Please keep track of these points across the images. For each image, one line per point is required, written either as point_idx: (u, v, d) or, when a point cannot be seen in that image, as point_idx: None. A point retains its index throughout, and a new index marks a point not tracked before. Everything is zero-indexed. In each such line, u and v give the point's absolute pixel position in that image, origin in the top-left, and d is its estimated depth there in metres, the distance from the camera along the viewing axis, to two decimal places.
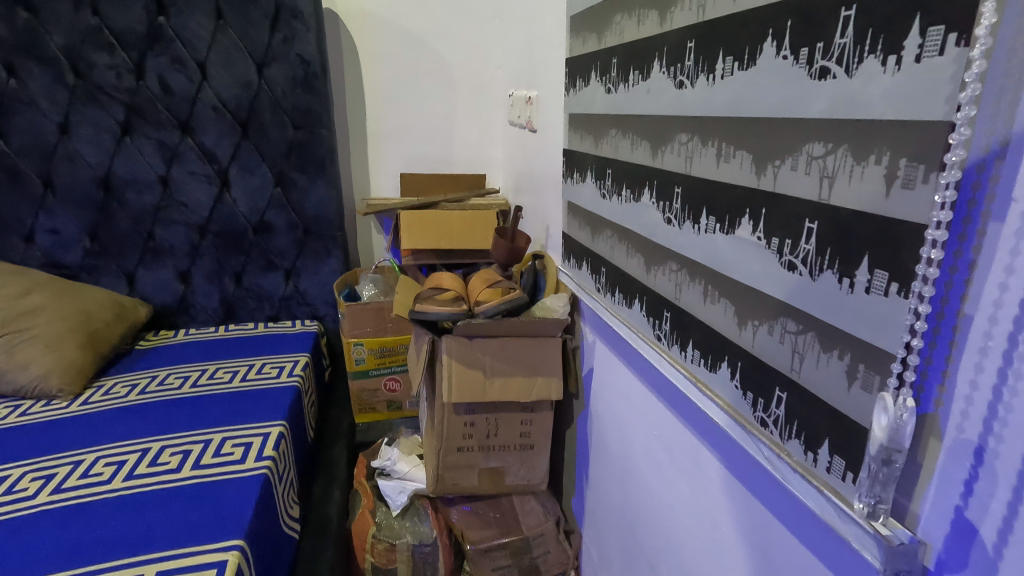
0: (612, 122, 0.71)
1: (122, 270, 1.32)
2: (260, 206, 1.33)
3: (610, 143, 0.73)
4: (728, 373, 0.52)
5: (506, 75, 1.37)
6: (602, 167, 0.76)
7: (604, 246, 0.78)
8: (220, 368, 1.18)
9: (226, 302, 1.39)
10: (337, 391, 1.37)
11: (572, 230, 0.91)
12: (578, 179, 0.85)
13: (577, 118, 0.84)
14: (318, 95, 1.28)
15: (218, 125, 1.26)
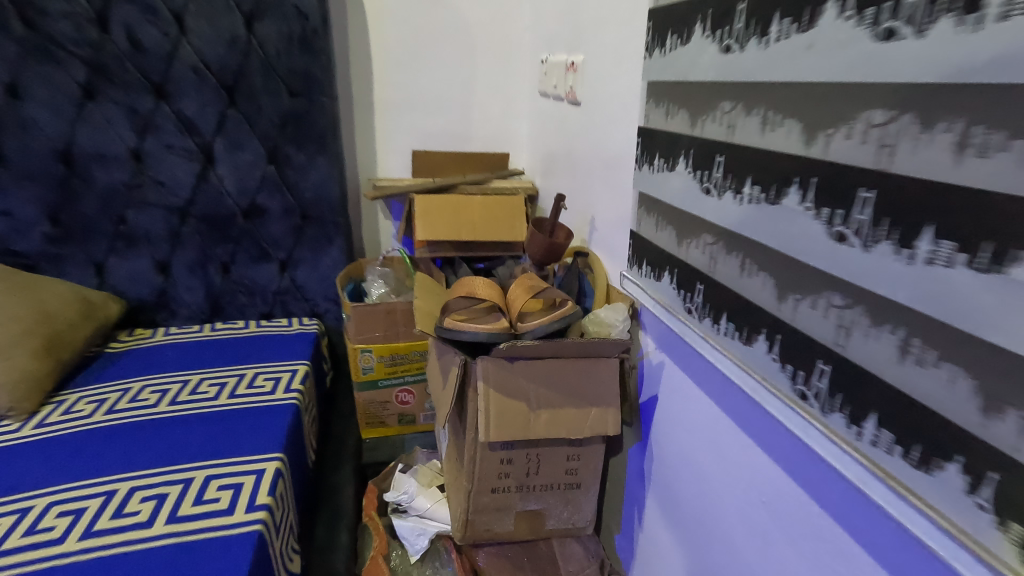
0: (724, 92, 0.53)
1: (89, 259, 1.13)
2: (251, 187, 1.14)
3: (719, 119, 0.54)
4: (960, 477, 0.33)
5: (539, 37, 1.17)
6: (699, 153, 0.57)
7: (698, 257, 0.59)
8: (205, 380, 1.00)
9: (211, 297, 1.21)
10: (342, 401, 1.20)
11: (646, 230, 0.71)
12: (662, 166, 0.65)
13: (661, 86, 0.65)
14: (318, 57, 1.08)
15: (200, 89, 1.06)
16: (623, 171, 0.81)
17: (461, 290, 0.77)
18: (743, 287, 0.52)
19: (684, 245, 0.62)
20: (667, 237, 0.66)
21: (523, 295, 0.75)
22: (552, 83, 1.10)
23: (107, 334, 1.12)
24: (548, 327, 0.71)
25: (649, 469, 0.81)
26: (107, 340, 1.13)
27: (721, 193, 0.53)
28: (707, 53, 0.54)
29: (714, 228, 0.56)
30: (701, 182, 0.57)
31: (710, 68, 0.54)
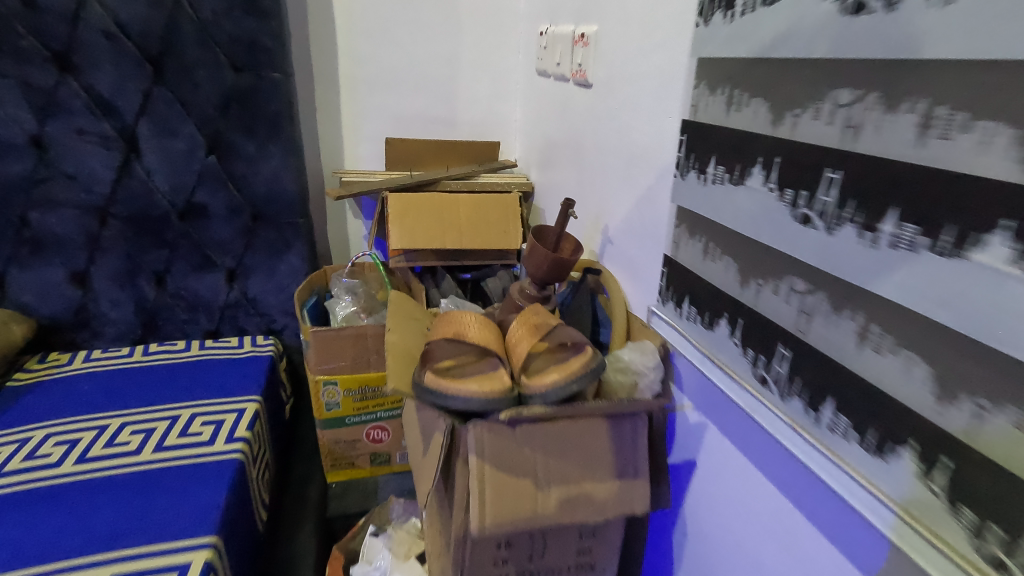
0: (843, 72, 0.35)
1: None
2: (187, 181, 0.94)
3: (829, 116, 0.36)
4: None
5: (538, 3, 0.97)
6: (788, 163, 0.39)
7: (784, 310, 0.42)
8: (127, 426, 0.81)
9: (144, 313, 1.01)
10: (303, 440, 1.02)
11: (686, 257, 0.54)
12: (715, 176, 0.47)
13: (721, 64, 0.46)
14: (267, 22, 0.87)
15: (116, 60, 0.85)
16: (658, 176, 0.63)
17: (445, 331, 0.60)
18: (878, 371, 0.34)
19: (755, 285, 0.45)
20: (727, 279, 0.48)
21: (526, 337, 0.59)
22: (555, 59, 0.91)
23: (9, 362, 0.91)
24: (562, 384, 0.54)
25: (681, 548, 0.65)
26: (10, 369, 0.92)
27: (835, 227, 0.36)
28: (819, 13, 0.36)
29: (818, 273, 0.39)
30: (794, 206, 0.39)
31: (820, 39, 0.36)
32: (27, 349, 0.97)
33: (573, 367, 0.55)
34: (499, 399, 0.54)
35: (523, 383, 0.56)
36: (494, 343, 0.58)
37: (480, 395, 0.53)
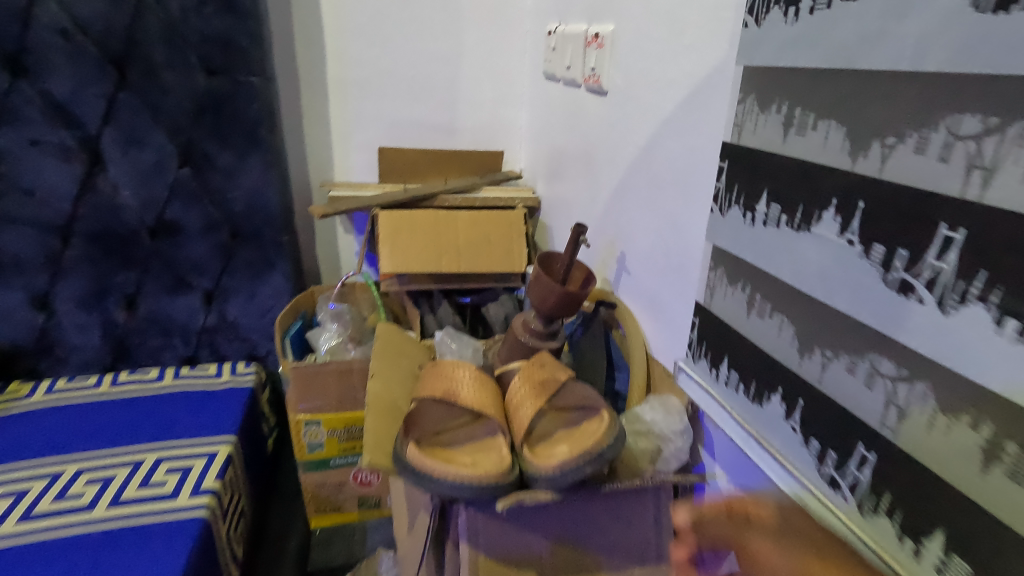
0: (968, 89, 0.26)
1: None
2: (158, 197, 0.85)
3: (942, 151, 0.27)
4: None
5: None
6: (875, 210, 0.30)
7: (865, 399, 0.32)
8: (83, 474, 0.72)
9: (114, 338, 0.93)
10: (284, 485, 0.95)
11: (727, 313, 0.43)
12: (766, 216, 0.37)
13: (777, 76, 0.36)
14: (244, 20, 0.78)
15: (75, 63, 0.76)
16: (689, 206, 0.53)
17: (434, 390, 0.53)
18: (1011, 501, 0.25)
19: (819, 359, 0.35)
20: (781, 346, 0.38)
21: (530, 399, 0.51)
22: (565, 62, 0.81)
23: None
24: (575, 463, 0.44)
25: None
26: None
27: (955, 305, 0.26)
28: (935, 8, 0.26)
29: (920, 358, 0.29)
30: (885, 270, 0.29)
31: (933, 48, 0.26)
32: None
33: (587, 440, 0.46)
34: (495, 480, 0.44)
35: (525, 457, 0.47)
36: (491, 408, 0.51)
37: (472, 475, 0.44)
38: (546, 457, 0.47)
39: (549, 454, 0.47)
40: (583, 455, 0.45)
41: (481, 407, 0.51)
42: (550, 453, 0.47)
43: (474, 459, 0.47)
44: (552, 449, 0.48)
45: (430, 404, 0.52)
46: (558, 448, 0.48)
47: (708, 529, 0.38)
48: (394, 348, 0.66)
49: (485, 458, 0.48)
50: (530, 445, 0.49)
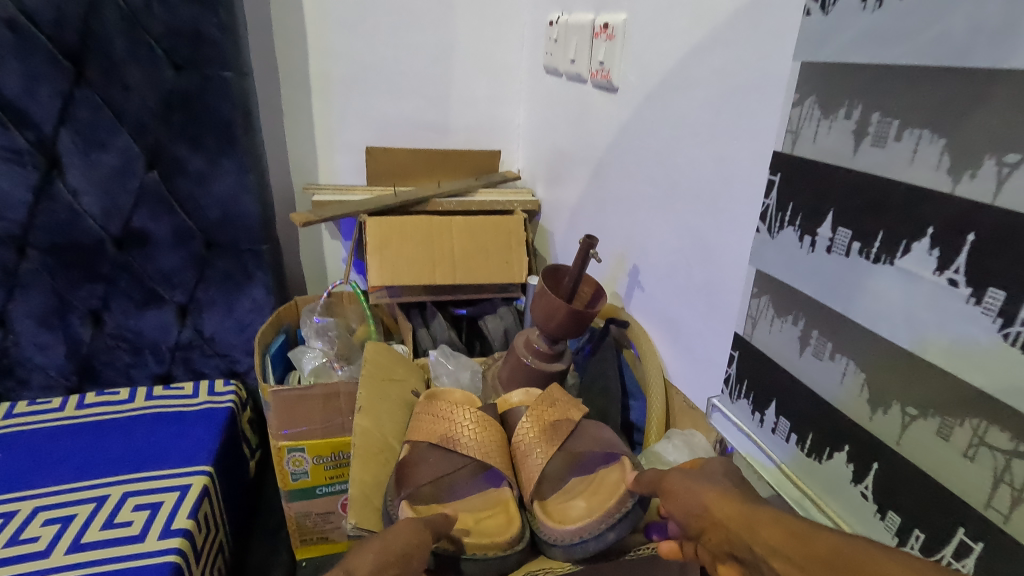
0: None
1: None
2: (123, 204, 0.78)
3: None
4: None
5: None
6: (991, 244, 0.24)
7: (967, 473, 0.26)
8: (39, 512, 0.65)
9: (79, 357, 0.85)
10: (262, 523, 0.87)
11: (778, 352, 0.37)
12: (835, 243, 0.31)
13: (848, 73, 0.30)
14: (214, 9, 0.71)
15: (26, 57, 0.68)
16: (720, 220, 0.47)
17: (429, 433, 0.48)
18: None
19: (899, 416, 0.29)
20: (845, 395, 0.32)
21: (541, 445, 0.46)
22: (569, 56, 0.75)
23: None
24: (595, 527, 0.40)
25: None
26: None
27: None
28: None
29: None
30: (1004, 321, 0.24)
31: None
32: None
33: (607, 499, 0.41)
34: (502, 551, 0.41)
35: (535, 517, 0.43)
36: (495, 456, 0.46)
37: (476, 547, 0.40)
38: (562, 519, 0.42)
39: (563, 514, 0.43)
40: (604, 518, 0.40)
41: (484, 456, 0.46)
42: (564, 511, 0.43)
43: (476, 520, 0.44)
44: (565, 505, 0.44)
45: (427, 447, 0.47)
46: (572, 506, 0.44)
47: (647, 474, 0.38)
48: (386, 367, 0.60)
49: (490, 520, 0.44)
50: (541, 498, 0.45)
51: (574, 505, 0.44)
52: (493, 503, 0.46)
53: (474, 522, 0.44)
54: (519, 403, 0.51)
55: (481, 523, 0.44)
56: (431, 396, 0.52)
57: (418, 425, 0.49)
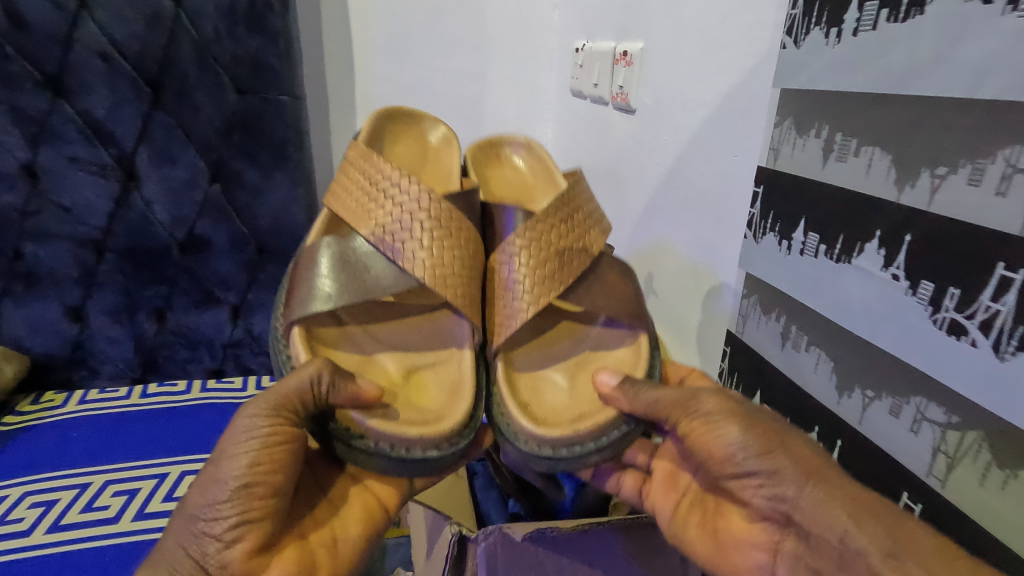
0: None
1: None
2: (188, 212, 0.87)
3: (999, 185, 0.25)
4: None
5: (574, 17, 0.87)
6: (924, 246, 0.28)
7: (912, 443, 0.31)
8: (110, 484, 0.73)
9: (143, 351, 0.94)
10: None
11: (765, 345, 0.42)
12: (805, 249, 0.36)
13: (820, 98, 0.35)
14: (274, 41, 0.79)
15: (113, 84, 0.78)
16: (721, 227, 0.52)
17: (384, 240, 0.46)
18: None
19: (861, 398, 0.34)
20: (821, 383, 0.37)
21: (534, 292, 0.45)
22: (592, 80, 0.81)
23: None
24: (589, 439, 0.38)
25: None
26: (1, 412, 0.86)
27: (1011, 351, 0.24)
28: (996, 37, 0.24)
29: (963, 401, 0.28)
30: (934, 308, 0.28)
31: (993, 76, 0.24)
32: (21, 389, 0.90)
33: (598, 410, 0.39)
34: (424, 449, 0.39)
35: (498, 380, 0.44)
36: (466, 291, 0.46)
37: (381, 436, 0.39)
38: (538, 419, 0.40)
39: (537, 384, 0.45)
40: (581, 437, 0.38)
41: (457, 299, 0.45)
42: (539, 394, 0.43)
43: (413, 372, 0.46)
44: (542, 370, 0.46)
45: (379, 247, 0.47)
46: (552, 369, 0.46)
47: (638, 396, 0.39)
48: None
49: (429, 395, 0.44)
50: (512, 353, 0.48)
51: (556, 381, 0.45)
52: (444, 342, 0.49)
53: (408, 377, 0.46)
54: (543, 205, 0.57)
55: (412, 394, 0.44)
56: (398, 182, 0.47)
57: (376, 223, 0.47)
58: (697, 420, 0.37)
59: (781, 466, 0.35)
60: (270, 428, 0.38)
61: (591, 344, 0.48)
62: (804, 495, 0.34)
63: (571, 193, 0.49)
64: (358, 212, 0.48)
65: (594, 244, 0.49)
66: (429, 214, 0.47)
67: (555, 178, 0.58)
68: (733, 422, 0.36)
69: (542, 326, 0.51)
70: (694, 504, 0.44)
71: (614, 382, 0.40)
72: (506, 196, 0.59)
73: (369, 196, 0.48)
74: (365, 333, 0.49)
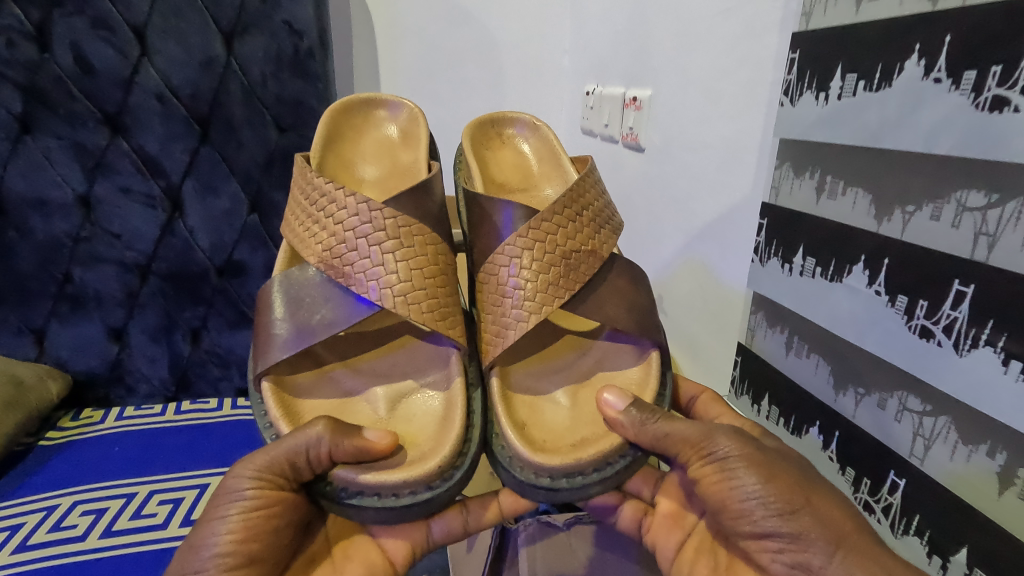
0: (971, 169, 0.38)
1: (24, 325, 0.88)
2: (228, 240, 0.93)
3: (954, 220, 0.39)
4: None
5: (585, 63, 0.95)
6: (899, 265, 0.42)
7: (896, 424, 0.45)
8: (155, 493, 0.76)
9: (178, 369, 0.97)
10: None
11: (774, 350, 0.57)
12: (808, 271, 0.51)
13: (820, 155, 0.50)
14: (314, 84, 0.88)
15: (168, 123, 0.84)
16: (734, 250, 0.63)
17: (341, 272, 0.50)
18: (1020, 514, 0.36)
19: (853, 394, 0.49)
20: (823, 379, 0.52)
21: (536, 301, 0.49)
22: (602, 121, 0.89)
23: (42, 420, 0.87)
24: (589, 469, 0.42)
25: None
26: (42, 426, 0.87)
27: (966, 348, 0.37)
28: (945, 105, 0.37)
29: (931, 392, 0.42)
30: (909, 317, 0.41)
31: (944, 133, 0.37)
32: (60, 405, 0.92)
33: (604, 436, 0.43)
34: (395, 496, 0.41)
35: (491, 395, 0.48)
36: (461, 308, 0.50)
37: (368, 486, 0.41)
38: (536, 445, 0.43)
39: (535, 401, 0.49)
40: (580, 466, 0.42)
41: (432, 320, 0.49)
42: (539, 416, 0.47)
43: (397, 402, 0.49)
44: (540, 392, 0.50)
45: (325, 280, 0.51)
46: (551, 386, 0.50)
47: (642, 427, 0.43)
48: (367, 142, 0.65)
49: (418, 429, 0.47)
50: (506, 369, 0.51)
51: (557, 400, 0.49)
52: (427, 368, 0.52)
53: (391, 409, 0.48)
54: (549, 194, 0.62)
55: (409, 434, 0.46)
56: (346, 206, 0.51)
57: (327, 257, 0.50)
58: (709, 468, 0.43)
59: (807, 528, 0.39)
60: (256, 490, 0.43)
61: (594, 358, 0.53)
62: (833, 563, 0.38)
63: (580, 195, 0.53)
64: (309, 242, 0.52)
65: (598, 248, 0.52)
66: (387, 233, 0.50)
67: (564, 168, 0.63)
68: (746, 465, 0.42)
69: (546, 342, 0.55)
70: (694, 544, 0.50)
71: (621, 407, 0.44)
72: (509, 179, 0.64)
73: (321, 229, 0.51)
74: (348, 370, 0.52)
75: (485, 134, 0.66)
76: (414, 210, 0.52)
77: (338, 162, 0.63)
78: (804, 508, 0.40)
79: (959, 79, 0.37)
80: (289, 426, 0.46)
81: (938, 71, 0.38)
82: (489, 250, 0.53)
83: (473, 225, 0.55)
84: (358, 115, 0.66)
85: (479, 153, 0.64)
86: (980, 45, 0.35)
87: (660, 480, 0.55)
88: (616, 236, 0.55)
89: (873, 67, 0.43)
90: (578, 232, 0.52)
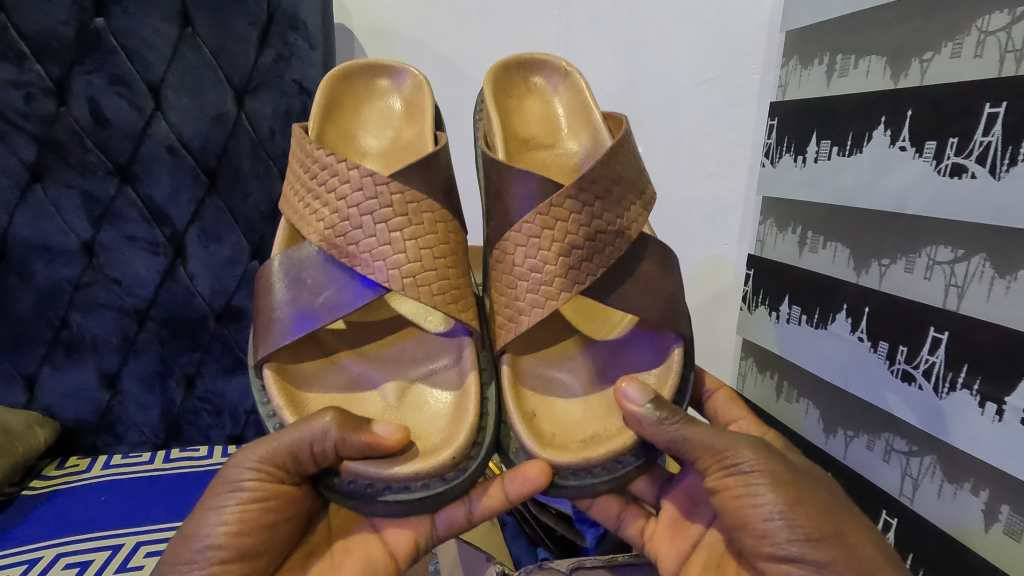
0: (942, 232, 0.44)
1: (16, 369, 0.75)
2: (228, 286, 0.80)
3: (925, 272, 0.46)
4: None
5: None
6: (878, 313, 0.50)
7: (887, 468, 0.51)
8: (142, 545, 0.63)
9: (170, 418, 0.83)
10: None
11: (765, 394, 0.67)
12: (795, 317, 0.59)
13: (792, 207, 0.59)
14: None
15: (175, 174, 0.74)
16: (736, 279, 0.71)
17: (345, 252, 0.47)
18: (1012, 554, 0.41)
19: (844, 436, 0.56)
20: (814, 422, 0.59)
21: (561, 293, 0.47)
22: None
23: (28, 469, 0.74)
24: (598, 471, 0.42)
25: None
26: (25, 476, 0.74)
27: (946, 390, 0.44)
28: (912, 170, 0.45)
29: (918, 435, 0.48)
30: (891, 361, 0.49)
31: (912, 197, 0.45)
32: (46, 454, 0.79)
33: (618, 434, 0.43)
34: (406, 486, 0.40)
35: (504, 380, 0.48)
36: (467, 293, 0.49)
37: (379, 479, 0.40)
38: (544, 440, 0.44)
39: (547, 391, 0.48)
40: (590, 464, 0.42)
41: (443, 303, 0.47)
42: (550, 406, 0.47)
43: (406, 390, 0.48)
44: (550, 374, 0.50)
45: (326, 263, 0.49)
46: (563, 375, 0.50)
47: (650, 428, 0.42)
48: (368, 112, 0.61)
49: (429, 420, 0.45)
50: (517, 356, 0.51)
51: (572, 391, 0.49)
52: (437, 355, 0.51)
53: (400, 397, 0.47)
54: (577, 152, 0.60)
55: (420, 429, 0.44)
56: (348, 181, 0.48)
57: (331, 236, 0.48)
58: (731, 482, 0.41)
59: (833, 557, 0.38)
60: (254, 481, 0.41)
61: (611, 349, 0.53)
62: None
63: (610, 170, 0.48)
64: (308, 219, 0.49)
65: (626, 228, 0.49)
66: (395, 211, 0.48)
67: (593, 124, 0.59)
68: (772, 485, 0.40)
69: (558, 331, 0.55)
70: (698, 553, 0.49)
71: (640, 403, 0.42)
72: (534, 135, 0.61)
73: (323, 205, 0.48)
74: (358, 358, 0.51)
75: (510, 82, 0.62)
76: (424, 188, 0.49)
77: (338, 134, 0.60)
78: (833, 537, 0.39)
79: (922, 148, 0.44)
80: (294, 415, 0.44)
81: (902, 140, 0.46)
82: (507, 222, 0.50)
83: (488, 198, 0.53)
84: (359, 82, 0.62)
85: (502, 104, 0.61)
86: (944, 120, 0.43)
87: (666, 485, 0.53)
88: (647, 212, 0.51)
89: (860, 133, 0.50)
90: (604, 210, 0.48)
